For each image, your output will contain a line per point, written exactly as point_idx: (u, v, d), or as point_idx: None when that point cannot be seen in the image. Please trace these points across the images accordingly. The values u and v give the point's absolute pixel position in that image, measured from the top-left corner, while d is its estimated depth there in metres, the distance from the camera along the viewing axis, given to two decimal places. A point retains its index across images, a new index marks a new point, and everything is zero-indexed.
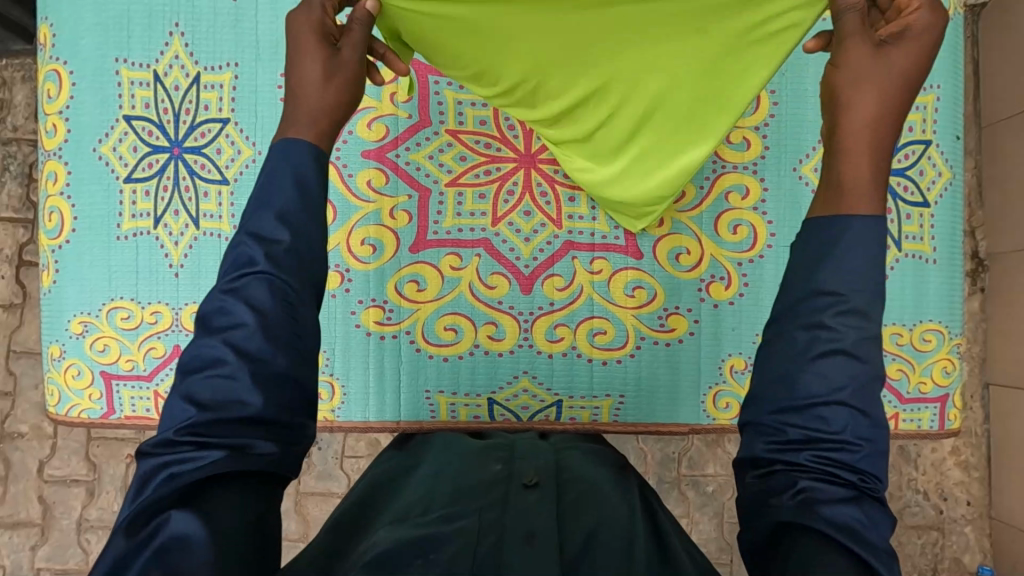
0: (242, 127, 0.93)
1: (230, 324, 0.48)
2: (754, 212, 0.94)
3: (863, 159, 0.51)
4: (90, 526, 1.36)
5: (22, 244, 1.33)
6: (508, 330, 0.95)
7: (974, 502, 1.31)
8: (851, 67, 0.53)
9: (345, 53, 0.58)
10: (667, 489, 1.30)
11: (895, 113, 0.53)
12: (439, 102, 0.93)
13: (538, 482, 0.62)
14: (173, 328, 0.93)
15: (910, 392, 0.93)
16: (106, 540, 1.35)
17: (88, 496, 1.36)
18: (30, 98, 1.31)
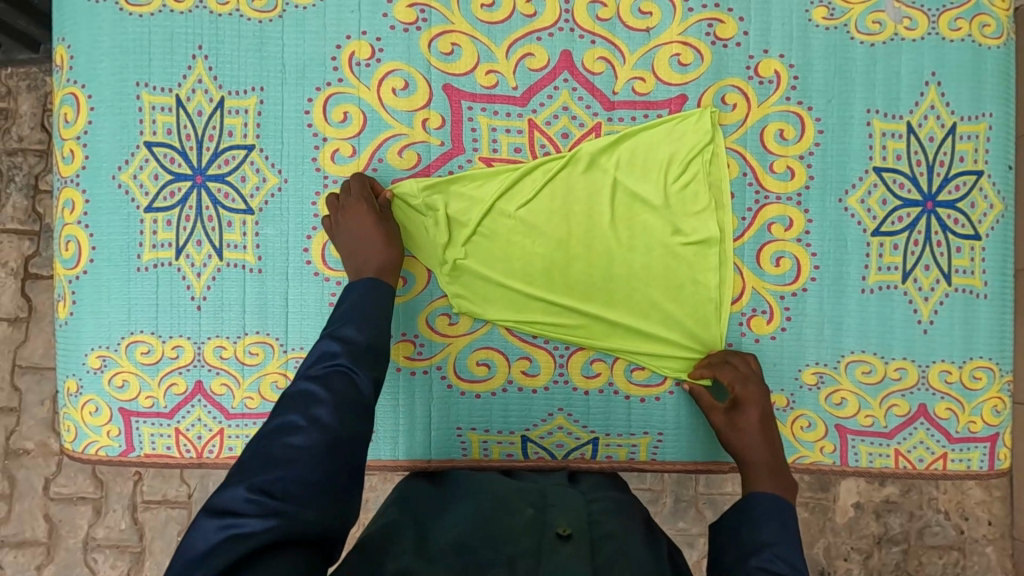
0: (267, 154, 0.89)
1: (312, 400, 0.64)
2: (798, 243, 0.91)
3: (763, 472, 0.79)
4: (97, 546, 1.33)
5: (27, 257, 1.28)
6: (543, 365, 0.91)
7: (995, 522, 1.31)
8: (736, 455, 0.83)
9: (388, 224, 0.85)
10: (683, 508, 1.30)
11: (765, 440, 0.81)
12: (474, 129, 0.90)
13: (570, 534, 0.65)
14: (195, 362, 0.89)
15: (959, 432, 0.90)
16: (113, 559, 1.32)
17: (94, 515, 1.33)
18: (34, 108, 1.27)
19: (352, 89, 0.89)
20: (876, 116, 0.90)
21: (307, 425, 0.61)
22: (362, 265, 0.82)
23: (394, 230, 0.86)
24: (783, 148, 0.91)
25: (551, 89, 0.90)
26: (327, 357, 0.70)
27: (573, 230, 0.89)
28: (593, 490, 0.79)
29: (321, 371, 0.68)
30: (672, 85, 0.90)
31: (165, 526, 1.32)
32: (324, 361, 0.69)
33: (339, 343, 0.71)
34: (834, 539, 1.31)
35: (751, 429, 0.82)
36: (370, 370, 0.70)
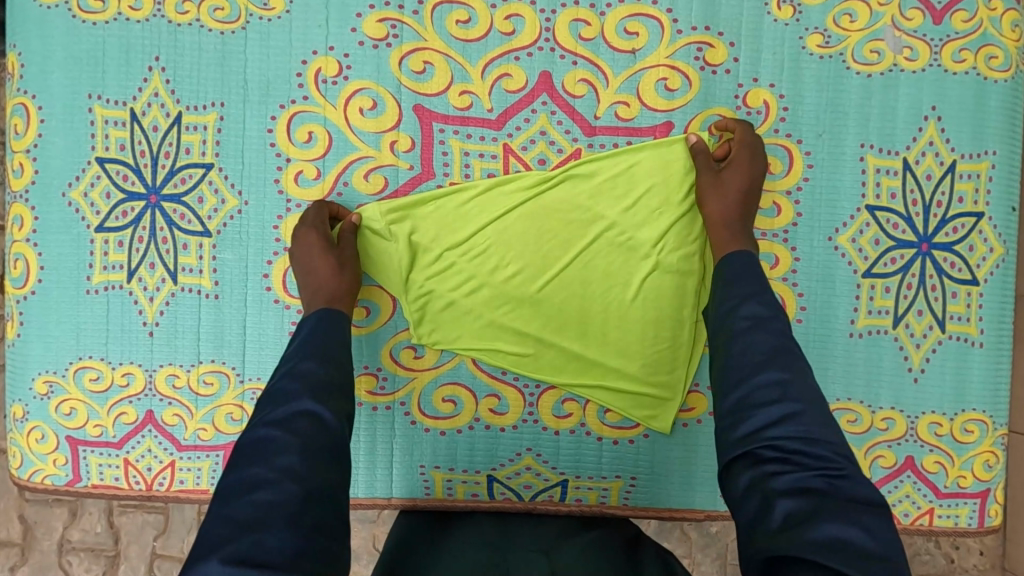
0: (226, 173, 0.84)
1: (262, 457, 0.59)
2: (783, 283, 0.86)
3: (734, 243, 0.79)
4: (72, 549, 1.28)
5: None
6: (511, 403, 0.87)
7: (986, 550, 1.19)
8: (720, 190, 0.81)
9: (342, 252, 0.81)
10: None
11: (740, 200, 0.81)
12: (445, 152, 0.85)
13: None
14: (146, 391, 0.85)
15: (948, 486, 0.85)
16: (88, 563, 1.27)
17: (70, 517, 1.27)
18: None
19: (317, 107, 0.84)
20: (870, 151, 0.84)
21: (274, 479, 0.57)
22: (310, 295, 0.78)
23: (350, 256, 0.82)
24: (770, 183, 0.85)
25: (528, 113, 0.85)
26: (285, 396, 0.65)
27: (547, 258, 0.85)
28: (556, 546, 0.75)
29: (281, 415, 0.63)
30: (658, 111, 0.85)
31: (141, 531, 1.27)
32: (282, 404, 0.64)
33: (298, 383, 0.66)
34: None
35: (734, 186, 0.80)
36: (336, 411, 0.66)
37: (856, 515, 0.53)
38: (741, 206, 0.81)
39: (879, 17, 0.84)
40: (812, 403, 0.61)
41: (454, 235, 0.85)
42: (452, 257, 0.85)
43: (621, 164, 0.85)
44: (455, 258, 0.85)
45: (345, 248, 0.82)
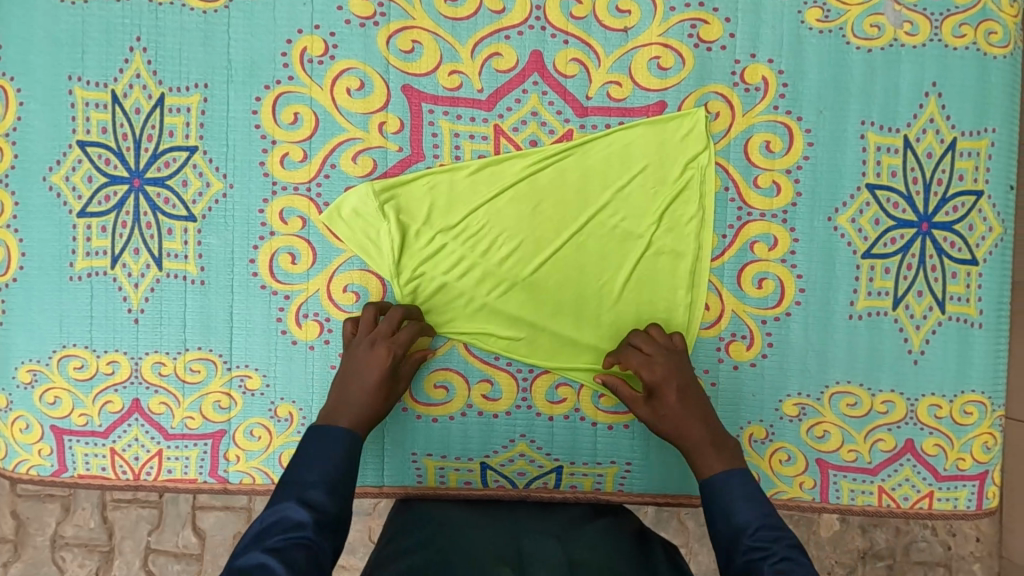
0: (211, 156, 0.82)
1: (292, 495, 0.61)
2: (782, 264, 0.85)
3: (710, 451, 0.73)
4: (65, 544, 1.23)
5: None
6: (504, 389, 0.86)
7: (982, 539, 1.21)
8: (673, 421, 0.76)
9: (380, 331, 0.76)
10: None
11: (700, 417, 0.75)
12: (435, 133, 0.83)
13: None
14: (132, 379, 0.83)
15: (947, 469, 0.85)
16: (82, 558, 1.24)
17: (64, 511, 1.23)
18: None
19: (303, 87, 0.82)
20: (870, 129, 0.83)
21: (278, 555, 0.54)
22: (345, 405, 0.72)
23: (398, 391, 0.77)
24: (769, 161, 0.84)
25: (519, 93, 0.83)
26: (283, 526, 0.58)
27: (541, 240, 0.84)
28: (564, 532, 0.74)
29: (280, 542, 0.56)
30: (651, 90, 0.83)
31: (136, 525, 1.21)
32: (280, 532, 0.57)
33: (301, 506, 0.60)
34: (819, 551, 1.20)
35: (678, 413, 0.76)
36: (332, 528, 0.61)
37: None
38: (696, 415, 0.75)
39: None
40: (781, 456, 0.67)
41: (447, 217, 0.84)
42: (446, 239, 0.84)
43: (615, 142, 0.84)
44: (449, 240, 0.84)
45: (395, 390, 0.76)
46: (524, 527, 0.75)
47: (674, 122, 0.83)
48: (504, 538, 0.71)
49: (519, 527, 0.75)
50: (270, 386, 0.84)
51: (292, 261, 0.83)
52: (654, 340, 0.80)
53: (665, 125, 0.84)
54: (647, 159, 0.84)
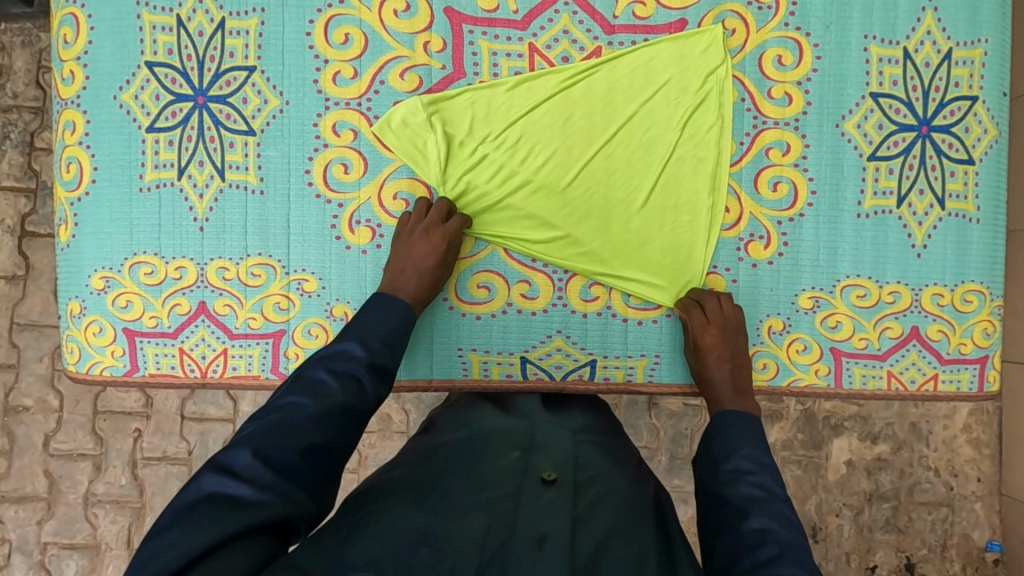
0: (268, 75, 0.89)
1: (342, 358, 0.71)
2: (795, 168, 0.92)
3: (729, 402, 0.84)
4: (97, 501, 1.34)
5: (24, 215, 1.29)
6: (541, 288, 0.93)
7: (983, 480, 1.34)
8: (708, 370, 0.87)
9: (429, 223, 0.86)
10: (679, 466, 1.32)
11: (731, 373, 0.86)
12: (474, 52, 0.90)
13: (555, 479, 0.68)
14: (198, 283, 0.90)
15: (950, 353, 0.92)
16: (113, 514, 1.34)
17: (94, 471, 1.34)
18: (28, 64, 1.27)
19: (352, 10, 0.89)
20: (873, 42, 0.90)
21: (314, 412, 0.64)
22: (404, 283, 0.84)
23: (448, 266, 0.87)
24: (781, 74, 0.91)
25: (551, 13, 0.90)
26: (343, 356, 0.71)
27: (574, 149, 0.91)
28: (582, 426, 0.82)
29: (339, 367, 0.70)
30: (672, 9, 0.91)
31: (165, 482, 1.33)
32: (339, 360, 0.71)
33: (359, 347, 0.73)
34: (827, 494, 1.33)
35: (717, 366, 0.86)
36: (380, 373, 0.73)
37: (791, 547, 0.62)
38: (731, 371, 0.86)
39: None
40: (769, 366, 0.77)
41: (488, 129, 0.90)
42: (486, 149, 0.90)
43: (641, 58, 0.91)
44: (489, 150, 0.90)
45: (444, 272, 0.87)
46: (545, 417, 0.83)
47: (694, 40, 0.91)
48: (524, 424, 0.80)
49: (542, 416, 0.83)
50: (326, 287, 0.91)
51: (345, 171, 0.90)
52: (722, 308, 0.89)
53: (687, 42, 0.91)
54: (670, 73, 0.91)
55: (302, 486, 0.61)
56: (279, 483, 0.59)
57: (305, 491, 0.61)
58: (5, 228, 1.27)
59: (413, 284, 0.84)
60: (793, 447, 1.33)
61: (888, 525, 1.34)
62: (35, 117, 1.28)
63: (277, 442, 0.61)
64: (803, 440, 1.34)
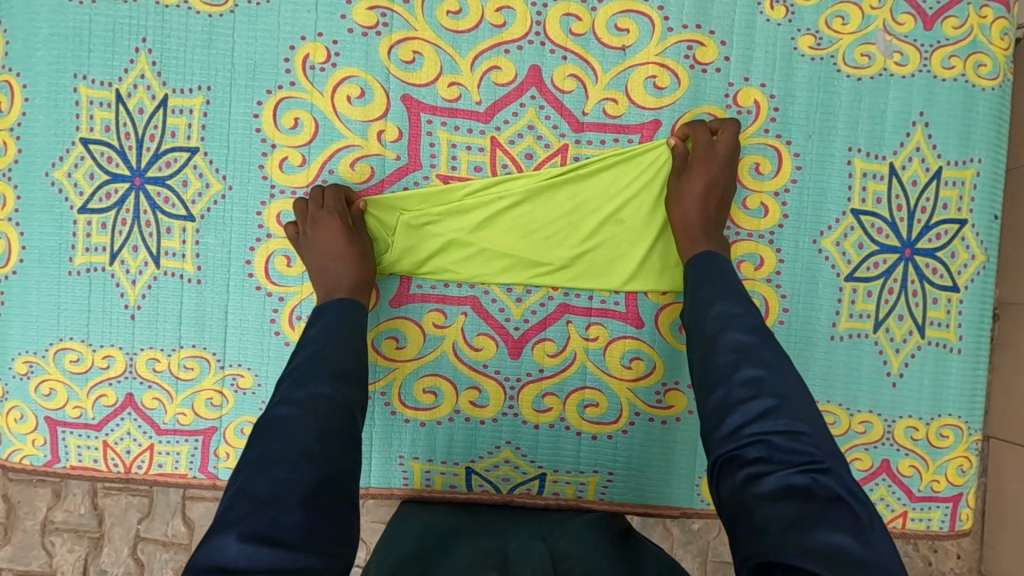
0: (211, 157, 0.84)
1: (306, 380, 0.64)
2: (768, 283, 0.86)
3: (701, 243, 0.79)
4: (55, 528, 1.25)
5: None
6: (491, 396, 0.87)
7: (963, 555, 1.17)
8: (686, 189, 0.80)
9: (325, 225, 0.79)
10: (651, 524, 1.17)
11: (706, 215, 0.79)
12: (432, 144, 0.85)
13: None
14: (126, 374, 0.85)
15: (921, 490, 0.86)
16: (71, 543, 1.25)
17: (53, 498, 1.26)
18: None
19: (304, 93, 0.83)
20: (857, 154, 0.85)
21: (295, 460, 0.56)
22: (335, 283, 0.78)
23: (369, 248, 0.82)
24: (757, 183, 0.85)
25: (516, 106, 0.85)
26: (306, 381, 0.64)
27: (533, 261, 0.85)
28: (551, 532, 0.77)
29: (303, 396, 0.62)
30: (646, 109, 0.85)
31: (125, 514, 1.25)
32: (301, 385, 0.64)
33: (320, 365, 0.66)
34: None
35: (697, 192, 0.80)
36: (354, 390, 0.66)
37: (841, 515, 0.51)
38: (708, 200, 0.80)
39: (870, 20, 0.84)
40: (761, 333, 0.65)
41: (446, 227, 0.85)
42: (444, 249, 0.85)
43: (606, 163, 0.84)
44: (448, 251, 0.85)
45: (364, 257, 0.81)
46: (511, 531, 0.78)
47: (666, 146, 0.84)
48: (494, 543, 0.74)
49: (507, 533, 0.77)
50: (261, 385, 0.86)
51: (288, 263, 0.85)
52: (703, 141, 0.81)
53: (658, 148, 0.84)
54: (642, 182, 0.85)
55: (312, 548, 0.52)
56: (281, 555, 0.51)
57: (316, 551, 0.53)
58: None
59: (348, 280, 0.78)
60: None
61: None
62: None
63: (266, 510, 0.53)
64: None
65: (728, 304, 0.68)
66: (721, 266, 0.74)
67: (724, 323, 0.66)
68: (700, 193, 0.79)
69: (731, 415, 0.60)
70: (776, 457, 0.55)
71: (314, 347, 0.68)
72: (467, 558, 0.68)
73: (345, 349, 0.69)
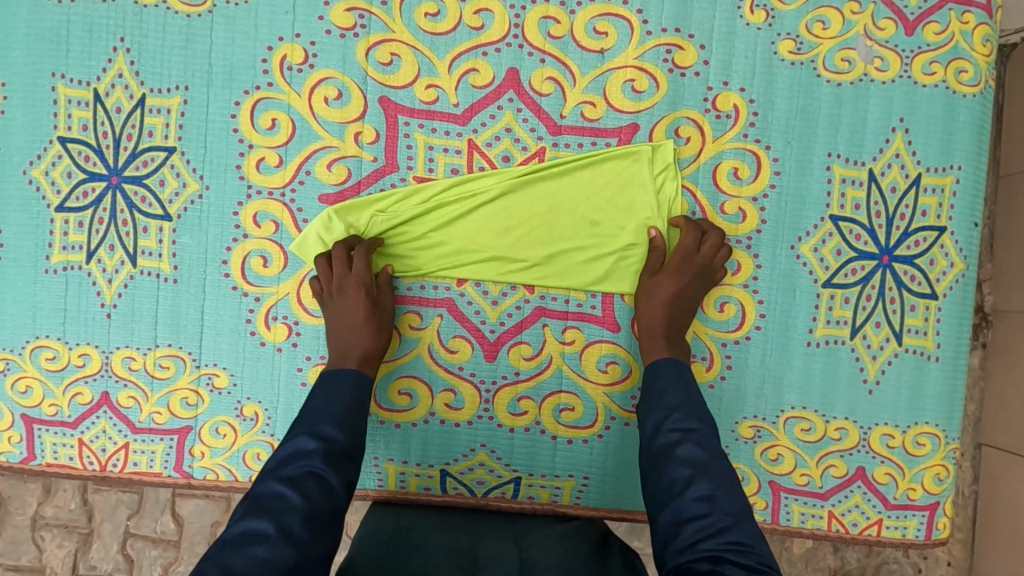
0: (189, 157, 0.84)
1: (299, 458, 0.65)
2: (745, 289, 0.86)
3: (662, 346, 0.80)
4: (46, 524, 1.25)
5: None
6: (467, 399, 0.87)
7: (954, 563, 1.14)
8: (658, 298, 0.82)
9: (348, 290, 0.80)
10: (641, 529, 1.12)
11: (670, 331, 0.81)
12: (409, 146, 0.85)
13: None
14: (102, 373, 0.85)
15: (897, 498, 0.86)
16: (61, 539, 1.24)
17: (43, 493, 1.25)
18: None
19: (282, 94, 0.83)
20: (837, 160, 0.84)
21: (275, 536, 0.57)
22: (346, 353, 0.78)
23: (389, 321, 0.82)
24: (736, 188, 0.85)
25: (493, 109, 0.85)
26: (300, 457, 0.66)
27: (510, 263, 0.86)
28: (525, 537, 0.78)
29: (293, 473, 0.64)
30: (624, 113, 0.85)
31: (115, 510, 1.24)
32: (296, 462, 0.65)
33: (315, 441, 0.67)
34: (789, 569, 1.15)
35: (669, 295, 0.81)
36: (344, 471, 0.67)
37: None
38: (676, 308, 0.81)
39: (851, 25, 0.83)
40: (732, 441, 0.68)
41: (423, 224, 0.85)
42: (420, 246, 0.85)
43: (583, 163, 0.85)
44: (424, 248, 0.86)
45: (380, 329, 0.81)
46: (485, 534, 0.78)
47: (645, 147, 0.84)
48: (468, 542, 0.75)
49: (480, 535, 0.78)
50: (237, 385, 0.86)
51: (264, 264, 0.85)
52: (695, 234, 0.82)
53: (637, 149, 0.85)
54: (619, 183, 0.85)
55: None
56: None
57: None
58: None
59: (360, 353, 0.79)
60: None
61: None
62: None
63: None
64: None
65: (677, 422, 0.70)
66: (681, 377, 0.76)
67: (680, 434, 0.69)
68: (667, 303, 0.81)
69: (692, 528, 0.60)
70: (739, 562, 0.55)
71: (310, 420, 0.70)
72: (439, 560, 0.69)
73: (343, 424, 0.70)
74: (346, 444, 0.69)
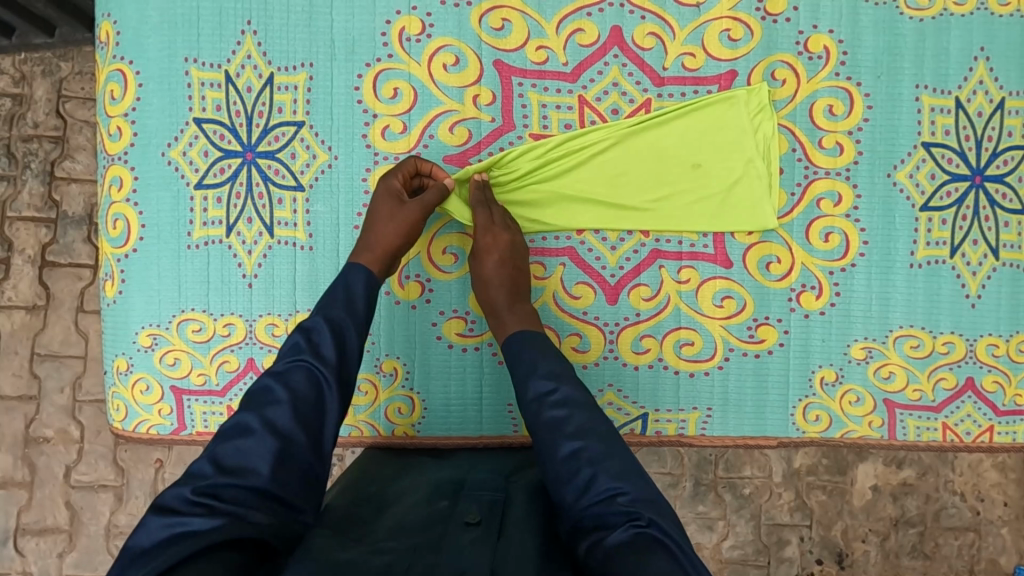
0: (317, 130, 0.89)
1: (290, 355, 0.70)
2: (847, 219, 0.91)
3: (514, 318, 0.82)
4: (119, 532, 1.34)
5: (45, 244, 1.32)
6: (593, 341, 0.92)
7: (1010, 503, 1.34)
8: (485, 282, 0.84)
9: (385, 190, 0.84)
10: (704, 492, 1.33)
11: (499, 297, 0.84)
12: (524, 105, 0.90)
13: (478, 521, 0.67)
14: (247, 340, 0.89)
15: (1006, 404, 0.91)
16: None
17: (115, 502, 1.34)
18: (49, 93, 1.31)
19: (402, 64, 0.88)
20: (924, 91, 0.90)
21: (260, 429, 0.63)
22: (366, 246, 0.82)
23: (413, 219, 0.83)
24: (832, 124, 0.91)
25: (600, 65, 0.90)
26: (293, 351, 0.70)
27: (622, 209, 0.90)
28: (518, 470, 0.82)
29: (284, 366, 0.69)
30: (722, 60, 0.90)
31: None
32: (289, 355, 0.70)
33: (305, 336, 0.71)
34: (853, 519, 1.33)
35: (489, 270, 0.84)
36: (338, 367, 0.71)
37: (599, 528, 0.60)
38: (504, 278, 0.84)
39: None
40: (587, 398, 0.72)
41: (542, 180, 0.90)
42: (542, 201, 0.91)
43: (685, 111, 0.90)
44: (545, 203, 0.91)
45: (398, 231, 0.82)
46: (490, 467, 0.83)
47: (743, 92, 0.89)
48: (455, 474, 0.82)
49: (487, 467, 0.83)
50: (375, 343, 0.91)
51: None
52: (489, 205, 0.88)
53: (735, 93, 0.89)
54: (721, 127, 0.90)
55: (260, 506, 0.59)
56: (235, 510, 0.57)
57: (266, 511, 0.59)
58: (26, 258, 1.30)
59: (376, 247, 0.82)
60: (818, 472, 1.34)
61: (914, 551, 1.34)
62: (54, 147, 1.32)
63: (230, 475, 0.59)
64: (829, 466, 1.34)
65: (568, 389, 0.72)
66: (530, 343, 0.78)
67: (541, 402, 0.71)
68: (489, 270, 0.84)
69: (602, 508, 0.61)
70: (667, 539, 0.58)
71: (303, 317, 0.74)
72: (417, 501, 0.74)
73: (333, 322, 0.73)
74: (339, 341, 0.72)
